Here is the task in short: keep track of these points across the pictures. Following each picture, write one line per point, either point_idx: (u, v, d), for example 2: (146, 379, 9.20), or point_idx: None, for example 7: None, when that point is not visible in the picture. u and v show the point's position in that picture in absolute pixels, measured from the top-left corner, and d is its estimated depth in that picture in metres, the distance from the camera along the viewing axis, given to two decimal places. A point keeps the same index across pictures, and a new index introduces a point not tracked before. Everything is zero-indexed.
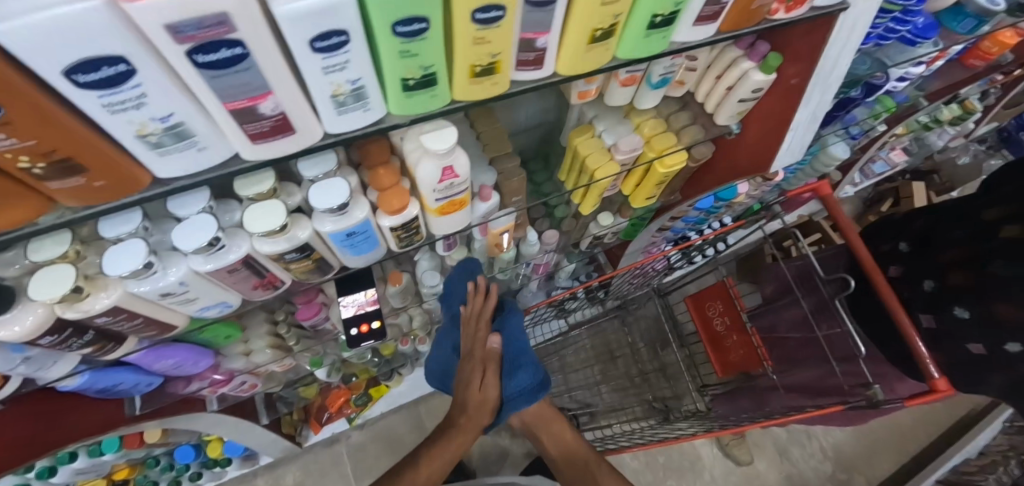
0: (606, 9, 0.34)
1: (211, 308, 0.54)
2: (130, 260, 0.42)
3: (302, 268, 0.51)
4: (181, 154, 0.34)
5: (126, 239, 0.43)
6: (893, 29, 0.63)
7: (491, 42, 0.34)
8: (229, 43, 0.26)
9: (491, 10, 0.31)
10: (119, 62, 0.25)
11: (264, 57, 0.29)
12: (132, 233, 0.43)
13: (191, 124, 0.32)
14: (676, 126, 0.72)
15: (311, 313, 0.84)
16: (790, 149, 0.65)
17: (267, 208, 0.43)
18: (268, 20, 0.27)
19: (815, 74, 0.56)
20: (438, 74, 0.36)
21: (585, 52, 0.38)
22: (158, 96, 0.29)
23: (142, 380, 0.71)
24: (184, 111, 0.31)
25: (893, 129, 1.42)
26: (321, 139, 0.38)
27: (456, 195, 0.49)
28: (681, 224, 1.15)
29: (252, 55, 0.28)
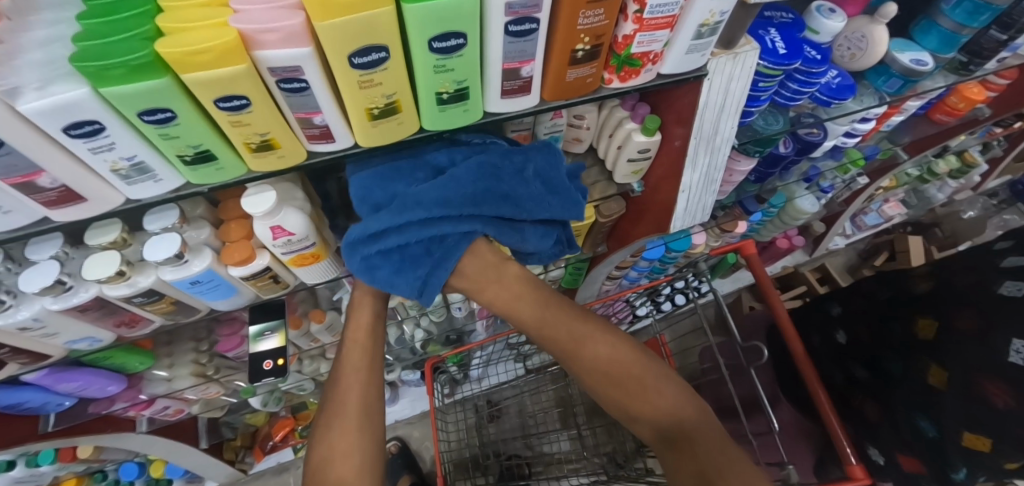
0: (366, 89, 0.33)
1: (79, 342, 0.53)
2: None
3: (160, 310, 0.52)
4: None
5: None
6: (799, 92, 0.61)
7: (253, 124, 0.33)
8: None
9: (233, 97, 0.31)
10: (157, 111, 0.31)
11: (25, 141, 0.29)
12: None
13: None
14: (587, 181, 0.71)
15: (234, 345, 0.85)
16: (686, 212, 0.66)
17: (102, 258, 0.43)
18: (21, 118, 0.29)
19: (693, 137, 0.55)
20: (213, 151, 0.35)
21: (373, 127, 0.37)
22: None
23: (52, 399, 0.72)
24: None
25: (878, 182, 1.37)
26: (122, 204, 0.38)
27: (305, 249, 0.50)
28: (634, 271, 1.13)
29: (10, 142, 0.29)
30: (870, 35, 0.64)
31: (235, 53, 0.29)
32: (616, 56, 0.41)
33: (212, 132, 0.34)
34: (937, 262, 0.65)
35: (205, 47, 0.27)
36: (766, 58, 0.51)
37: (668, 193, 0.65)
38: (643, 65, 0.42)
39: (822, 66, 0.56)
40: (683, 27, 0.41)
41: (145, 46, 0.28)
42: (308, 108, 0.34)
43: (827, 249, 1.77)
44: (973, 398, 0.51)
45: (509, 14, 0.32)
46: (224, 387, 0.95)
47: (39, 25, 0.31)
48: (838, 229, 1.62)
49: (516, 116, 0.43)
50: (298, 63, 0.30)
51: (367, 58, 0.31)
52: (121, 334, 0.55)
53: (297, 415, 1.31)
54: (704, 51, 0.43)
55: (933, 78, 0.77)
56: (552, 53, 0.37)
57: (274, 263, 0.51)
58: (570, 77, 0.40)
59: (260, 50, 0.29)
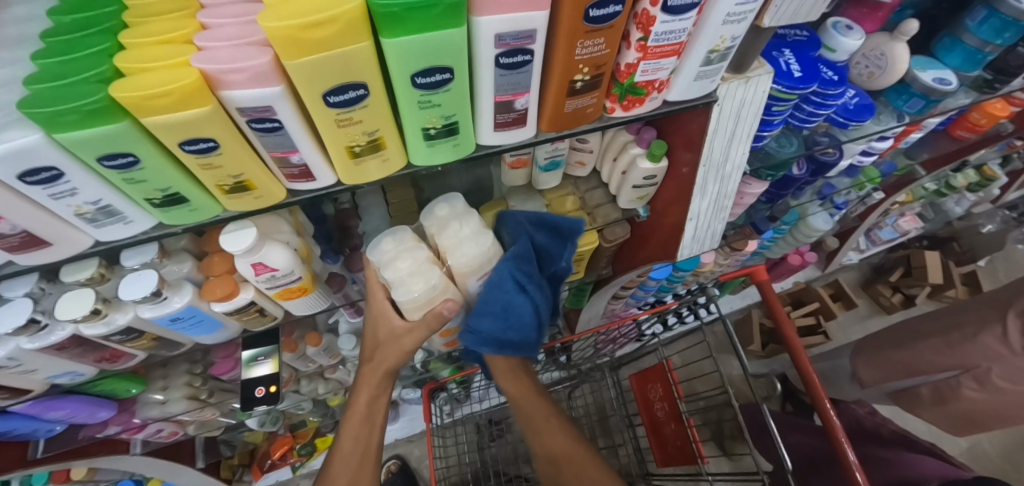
0: (345, 127, 0.31)
1: (59, 377, 0.51)
2: None
3: (142, 345, 0.49)
4: None
5: None
6: (814, 114, 0.57)
7: (224, 166, 0.31)
8: None
9: (200, 140, 0.28)
10: (118, 155, 0.28)
11: None
12: None
13: None
14: (591, 205, 0.68)
15: (229, 368, 0.82)
16: (695, 239, 0.63)
17: (77, 296, 0.41)
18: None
19: (702, 164, 0.52)
20: (184, 193, 0.33)
21: (355, 166, 0.34)
22: None
23: (41, 427, 0.71)
24: None
25: (894, 197, 1.33)
26: (91, 247, 0.36)
27: (291, 284, 0.47)
28: (641, 290, 1.10)
29: None
30: (889, 53, 0.61)
31: (198, 95, 0.26)
32: (618, 85, 0.38)
33: (181, 174, 0.31)
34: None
35: (164, 91, 0.25)
36: (780, 81, 0.48)
37: (675, 220, 0.61)
38: (648, 93, 0.39)
39: (839, 87, 0.53)
40: (690, 54, 0.38)
41: (102, 89, 0.25)
42: (283, 148, 0.31)
43: (841, 264, 1.74)
44: None
45: (499, 46, 0.30)
46: (219, 410, 0.94)
47: None
48: (852, 243, 1.58)
49: (512, 149, 0.40)
50: (269, 103, 0.28)
51: (344, 96, 0.29)
52: (103, 368, 0.53)
53: (296, 433, 1.29)
54: (713, 77, 0.40)
55: (956, 96, 0.73)
56: (549, 83, 0.35)
57: (260, 297, 0.49)
58: (569, 108, 0.37)
59: (226, 90, 0.27)
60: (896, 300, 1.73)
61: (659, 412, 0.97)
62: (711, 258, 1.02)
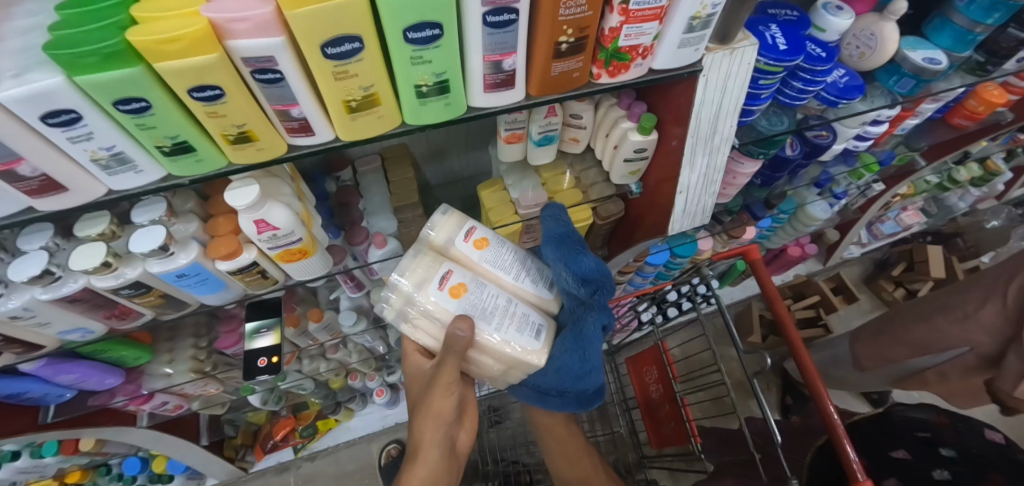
0: (342, 80, 0.33)
1: (70, 333, 0.53)
2: None
3: (149, 302, 0.52)
4: None
5: None
6: (804, 91, 0.59)
7: (228, 115, 0.33)
8: None
9: (207, 87, 0.31)
10: (132, 100, 0.30)
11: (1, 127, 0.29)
12: None
13: None
14: (585, 183, 0.70)
15: (233, 342, 0.85)
16: (685, 214, 0.64)
17: (90, 248, 0.44)
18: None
19: (690, 136, 0.53)
20: (192, 142, 0.35)
21: (352, 121, 0.36)
22: None
23: (52, 390, 0.74)
24: None
25: (894, 188, 1.34)
26: (105, 196, 0.38)
27: (292, 245, 0.49)
28: (638, 276, 1.12)
29: None
30: (880, 33, 0.62)
31: (206, 42, 0.28)
32: (603, 50, 0.40)
33: (190, 123, 0.34)
34: None
35: (175, 36, 0.27)
36: (765, 54, 0.49)
37: (665, 196, 0.63)
38: (633, 59, 0.41)
39: (827, 63, 0.54)
40: (673, 19, 0.40)
41: (117, 35, 0.28)
42: (284, 100, 0.34)
43: (842, 258, 1.74)
44: None
45: (485, 4, 0.31)
46: (223, 384, 0.96)
47: (19, 16, 0.31)
48: (853, 236, 1.59)
49: (503, 112, 0.42)
50: (271, 53, 0.30)
51: (341, 48, 0.31)
52: (112, 326, 0.56)
53: (298, 415, 1.32)
54: (696, 44, 0.42)
55: (949, 79, 0.74)
56: (537, 44, 0.36)
57: (262, 258, 0.51)
58: (556, 71, 0.39)
59: (231, 39, 0.29)
60: (898, 295, 1.72)
61: (654, 393, 0.98)
62: (707, 243, 1.03)
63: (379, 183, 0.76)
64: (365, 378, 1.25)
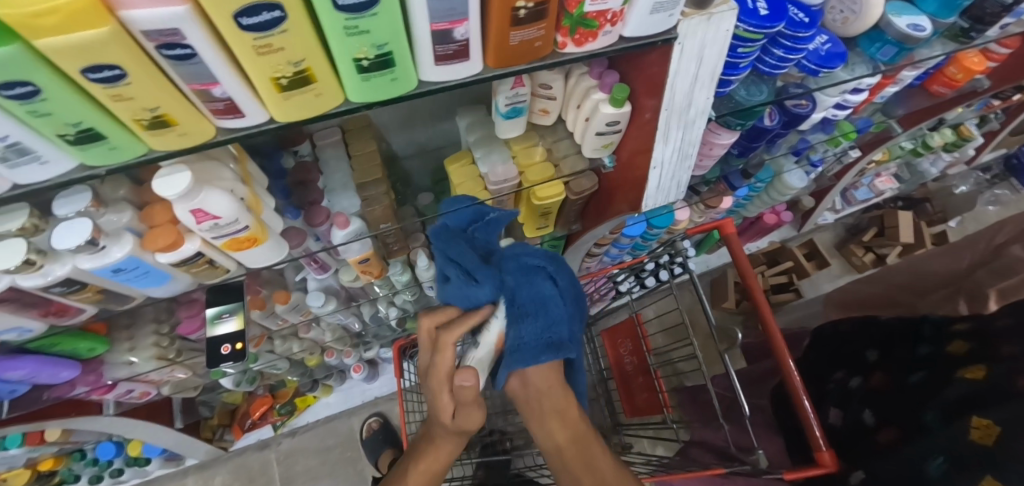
0: (267, 55, 0.29)
1: (5, 332, 0.49)
2: None
3: (88, 297, 0.48)
4: None
5: None
6: (785, 59, 0.56)
7: (136, 97, 0.29)
8: None
9: (104, 67, 0.27)
10: (25, 83, 0.26)
11: None
12: None
13: None
14: (557, 156, 0.67)
15: (196, 327, 0.78)
16: (660, 191, 0.63)
17: (4, 246, 0.39)
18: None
19: (664, 109, 0.50)
20: (100, 129, 0.31)
21: (285, 100, 0.33)
22: None
23: (3, 387, 0.69)
24: None
25: (869, 155, 1.33)
26: (12, 188, 0.35)
27: (239, 234, 0.46)
28: (614, 248, 1.11)
29: None
30: None
31: (92, 15, 0.24)
32: (567, 16, 0.36)
33: (93, 106, 0.30)
34: (899, 321, 0.73)
35: (51, 8, 0.23)
36: (746, 21, 0.46)
37: (639, 171, 0.61)
38: (601, 26, 0.37)
39: (809, 30, 0.51)
40: None
41: None
42: (201, 78, 0.30)
43: (816, 224, 1.76)
44: (908, 418, 0.58)
45: None
46: (190, 369, 0.92)
47: None
48: (829, 203, 1.61)
49: (444, 91, 0.39)
50: (176, 26, 0.26)
51: (258, 19, 0.26)
52: (52, 323, 0.52)
53: (275, 394, 1.32)
54: (669, 11, 0.38)
55: (931, 46, 0.71)
56: (491, 11, 0.32)
57: (207, 248, 0.47)
58: (515, 41, 0.35)
59: (124, 10, 0.24)
60: (868, 259, 1.74)
61: (629, 365, 1.04)
62: (684, 214, 1.02)
63: (339, 158, 0.71)
64: (342, 355, 1.23)
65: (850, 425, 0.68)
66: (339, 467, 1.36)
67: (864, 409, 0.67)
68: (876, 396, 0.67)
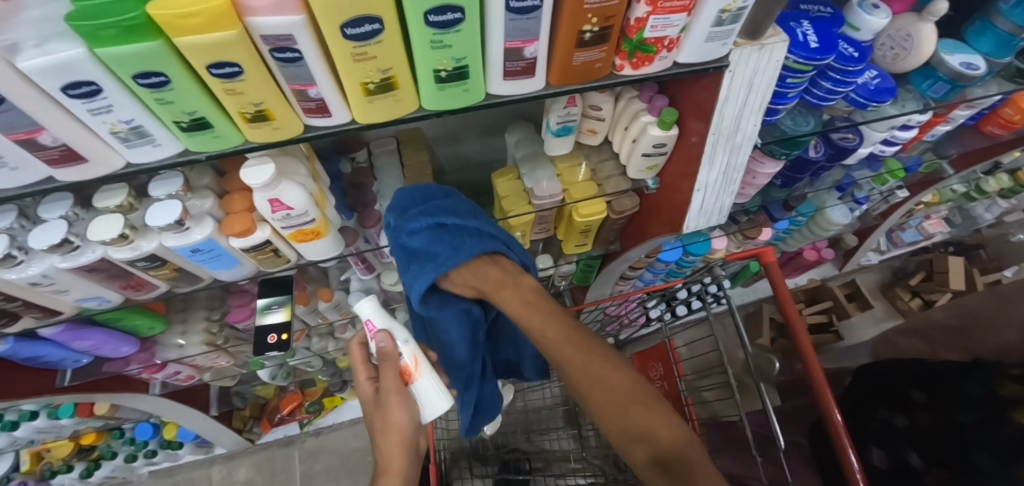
0: (361, 62, 0.32)
1: (87, 301, 0.54)
2: None
3: (164, 275, 0.52)
4: None
5: None
6: (832, 92, 0.57)
7: (246, 93, 0.33)
8: None
9: (226, 64, 0.31)
10: (159, 74, 0.31)
11: (26, 98, 0.30)
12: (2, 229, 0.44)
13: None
14: (601, 176, 0.69)
15: (245, 316, 0.82)
16: (703, 213, 0.63)
17: (107, 220, 0.44)
18: (15, 68, 0.29)
19: (713, 133, 0.52)
20: (208, 119, 0.36)
21: (370, 104, 0.36)
22: None
23: (69, 356, 0.74)
24: None
25: (918, 195, 1.29)
26: (124, 168, 0.40)
27: (305, 226, 0.49)
28: (648, 273, 1.10)
29: (12, 100, 0.30)
30: (916, 34, 0.61)
31: (225, 20, 0.28)
32: (628, 41, 0.39)
33: (207, 98, 0.34)
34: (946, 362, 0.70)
35: (197, 10, 0.27)
36: (796, 53, 0.47)
37: (683, 193, 0.62)
38: (658, 51, 0.40)
39: (859, 64, 0.52)
40: (702, 12, 0.38)
41: (137, 7, 0.28)
42: (302, 80, 0.34)
43: (859, 265, 1.70)
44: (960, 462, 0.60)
45: None
46: (233, 358, 0.96)
47: None
48: (873, 242, 1.56)
49: (506, 105, 0.42)
50: (291, 32, 0.30)
51: (361, 29, 0.30)
52: (128, 296, 0.56)
53: (304, 391, 1.35)
54: (724, 38, 0.41)
55: (986, 86, 0.71)
56: (559, 34, 0.35)
57: (275, 237, 0.51)
58: (578, 61, 0.38)
59: (251, 16, 0.29)
60: (914, 304, 1.66)
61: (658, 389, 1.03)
62: (722, 242, 1.01)
63: (392, 166, 0.75)
64: None
65: (896, 466, 0.68)
66: (359, 471, 1.38)
67: (911, 451, 0.67)
68: (923, 437, 0.66)
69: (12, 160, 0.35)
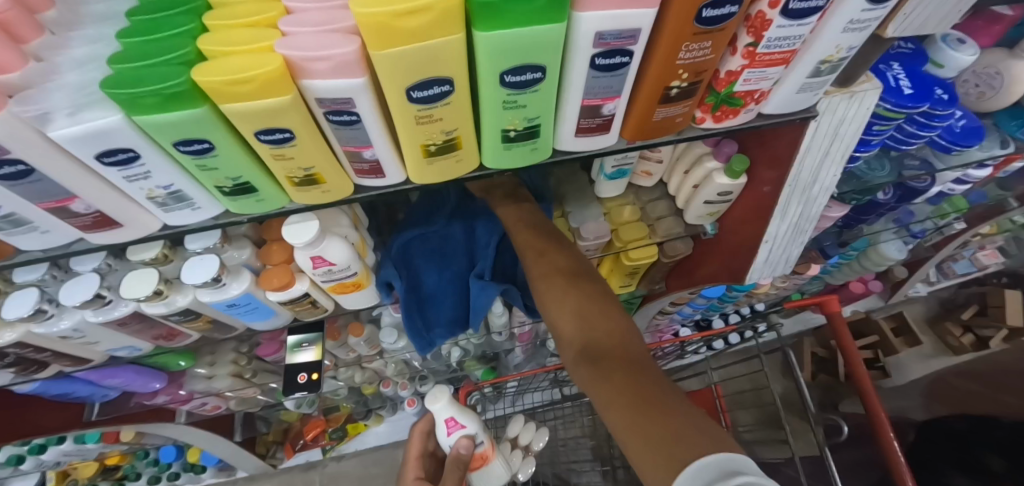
0: (425, 125, 0.29)
1: (118, 350, 0.52)
2: (17, 308, 0.40)
3: (198, 326, 0.50)
4: (24, 236, 0.34)
5: (27, 288, 0.41)
6: (915, 135, 0.52)
7: (296, 158, 0.30)
8: (11, 161, 0.26)
9: (278, 130, 0.28)
10: (203, 141, 0.28)
11: (61, 168, 0.28)
12: (33, 283, 0.41)
13: (27, 214, 0.31)
14: (652, 216, 0.64)
15: (274, 351, 0.79)
16: (767, 263, 0.59)
17: (142, 275, 0.41)
18: (49, 138, 0.27)
19: (788, 184, 0.47)
20: (253, 183, 0.33)
21: (429, 165, 0.33)
22: (14, 191, 0.29)
23: (98, 391, 0.72)
24: (20, 206, 0.30)
25: (977, 228, 1.21)
26: (161, 229, 0.37)
27: (347, 280, 0.46)
28: (688, 308, 1.04)
29: (47, 170, 0.28)
30: (1008, 71, 0.55)
31: (279, 85, 0.25)
32: (714, 94, 0.35)
33: (253, 163, 0.31)
34: None
35: (250, 76, 0.24)
36: (888, 99, 0.43)
37: (746, 241, 0.57)
38: (744, 105, 0.36)
39: (950, 108, 0.47)
40: (797, 62, 0.34)
41: (182, 74, 0.25)
42: (357, 143, 0.31)
43: (906, 296, 1.61)
44: None
45: (597, 46, 0.27)
46: (259, 389, 0.94)
47: (72, 67, 0.29)
48: (923, 274, 1.47)
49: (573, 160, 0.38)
50: (350, 95, 0.27)
51: (429, 92, 0.27)
52: (159, 344, 0.54)
53: (327, 417, 1.32)
54: (817, 89, 0.36)
55: None
56: (642, 90, 0.32)
57: (314, 289, 0.48)
58: (659, 117, 0.34)
59: (309, 80, 0.26)
60: (967, 341, 1.52)
61: None
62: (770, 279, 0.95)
63: None
64: (397, 387, 1.22)
65: None
66: None
67: None
68: None
69: (45, 224, 0.33)
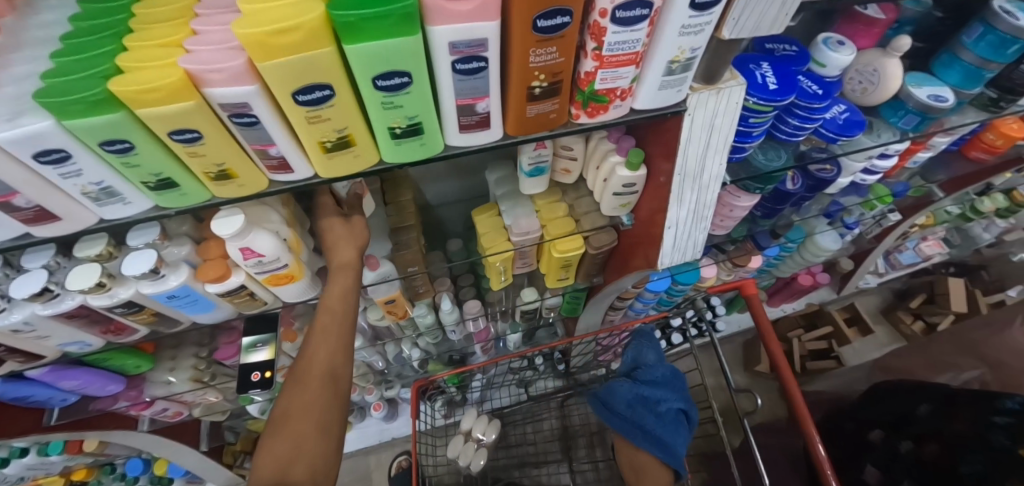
0: (316, 124, 0.34)
1: (69, 345, 0.55)
2: None
3: (144, 319, 0.53)
4: None
5: None
6: (800, 128, 0.58)
7: (208, 155, 0.35)
8: None
9: (187, 131, 0.33)
10: (123, 141, 0.33)
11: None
12: None
13: None
14: (579, 211, 0.70)
15: (232, 353, 0.82)
16: (676, 249, 0.64)
17: (85, 269, 0.45)
18: None
19: (678, 173, 0.53)
20: (175, 179, 0.37)
21: (329, 160, 0.38)
22: None
23: (56, 395, 0.74)
24: None
25: (911, 219, 1.28)
26: (98, 224, 0.41)
27: (278, 271, 0.50)
28: (638, 303, 1.10)
29: None
30: (882, 69, 0.62)
31: (182, 92, 0.30)
32: (581, 93, 0.40)
33: (173, 160, 0.36)
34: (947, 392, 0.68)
35: (156, 85, 0.29)
36: (755, 94, 0.48)
37: (655, 228, 0.63)
38: (611, 101, 0.41)
39: (823, 101, 0.54)
40: (652, 64, 0.40)
41: (101, 84, 0.30)
42: (261, 141, 0.35)
43: (858, 288, 1.68)
44: None
45: (454, 53, 0.32)
46: (222, 393, 0.96)
47: (7, 81, 0.33)
48: (871, 265, 1.55)
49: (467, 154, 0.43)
50: (245, 100, 0.31)
51: (312, 96, 0.32)
52: (109, 340, 0.57)
53: None
54: (676, 86, 0.42)
55: (960, 115, 0.71)
56: (510, 89, 0.37)
57: (250, 282, 0.52)
58: (531, 113, 0.39)
59: (207, 87, 0.30)
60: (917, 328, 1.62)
61: None
62: (711, 271, 1.01)
63: None
64: (365, 392, 1.25)
65: None
66: None
67: None
68: None
69: None
